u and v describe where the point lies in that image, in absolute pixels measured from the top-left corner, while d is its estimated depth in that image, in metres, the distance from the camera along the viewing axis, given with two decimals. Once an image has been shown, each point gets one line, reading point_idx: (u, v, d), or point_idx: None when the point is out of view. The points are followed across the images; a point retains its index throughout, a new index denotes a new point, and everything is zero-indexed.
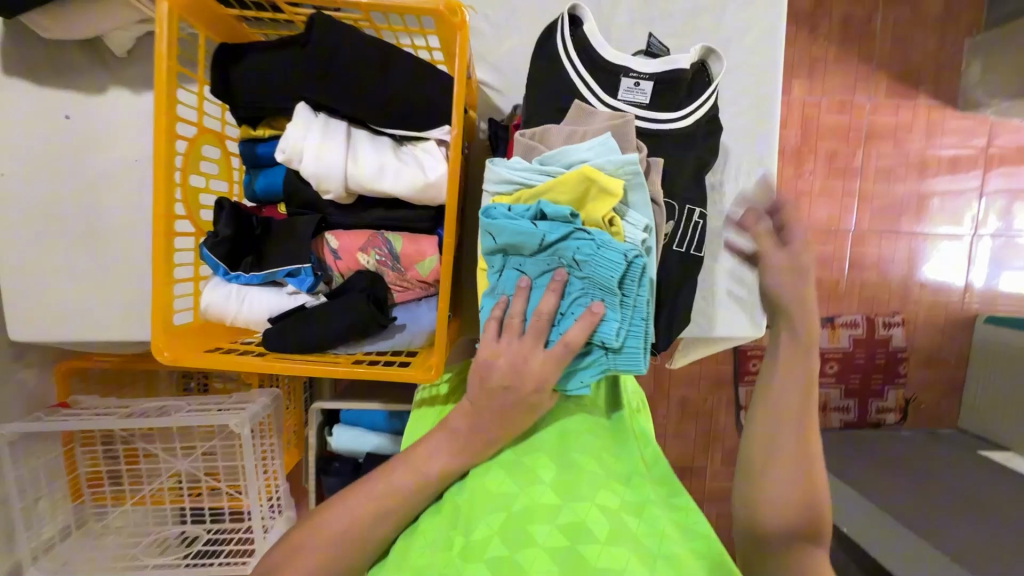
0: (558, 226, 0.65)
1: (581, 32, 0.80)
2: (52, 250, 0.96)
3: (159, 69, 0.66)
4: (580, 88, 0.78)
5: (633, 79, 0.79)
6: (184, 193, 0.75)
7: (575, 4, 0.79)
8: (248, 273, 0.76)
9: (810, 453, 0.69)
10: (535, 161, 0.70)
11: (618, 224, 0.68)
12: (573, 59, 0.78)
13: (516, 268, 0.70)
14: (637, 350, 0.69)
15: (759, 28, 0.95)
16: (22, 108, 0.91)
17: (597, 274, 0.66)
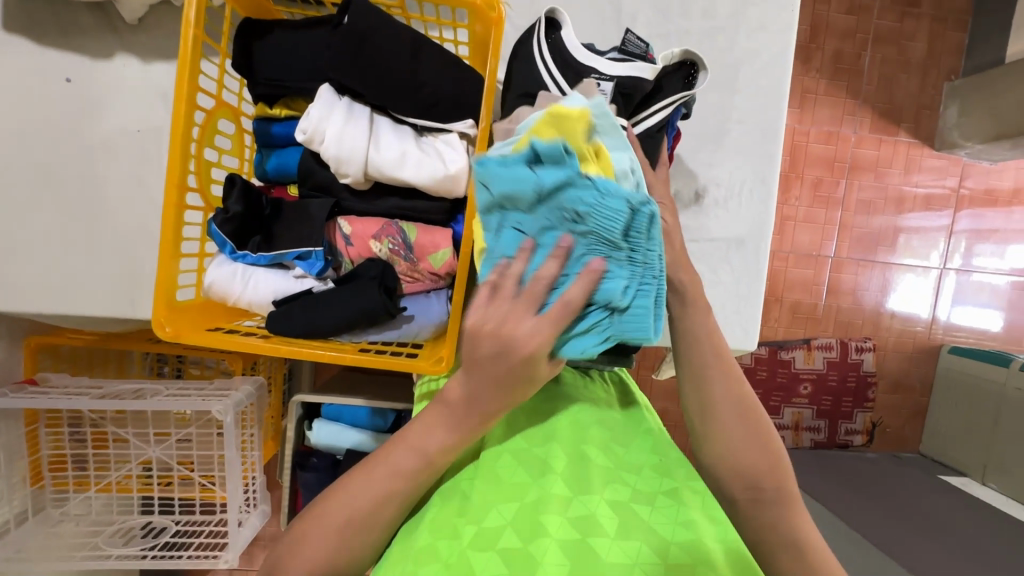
0: (551, 171, 0.57)
1: (557, 34, 0.77)
2: (42, 216, 0.91)
3: (186, 36, 0.65)
4: (546, 85, 0.75)
5: (596, 79, 0.75)
6: (197, 167, 0.73)
7: (554, 7, 0.76)
8: (255, 253, 0.75)
9: (755, 427, 0.76)
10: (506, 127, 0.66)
11: (604, 152, 0.58)
12: (546, 57, 0.75)
13: (514, 229, 0.63)
14: (647, 311, 0.63)
15: (768, 53, 0.99)
16: (23, 67, 0.88)
17: (603, 226, 0.58)
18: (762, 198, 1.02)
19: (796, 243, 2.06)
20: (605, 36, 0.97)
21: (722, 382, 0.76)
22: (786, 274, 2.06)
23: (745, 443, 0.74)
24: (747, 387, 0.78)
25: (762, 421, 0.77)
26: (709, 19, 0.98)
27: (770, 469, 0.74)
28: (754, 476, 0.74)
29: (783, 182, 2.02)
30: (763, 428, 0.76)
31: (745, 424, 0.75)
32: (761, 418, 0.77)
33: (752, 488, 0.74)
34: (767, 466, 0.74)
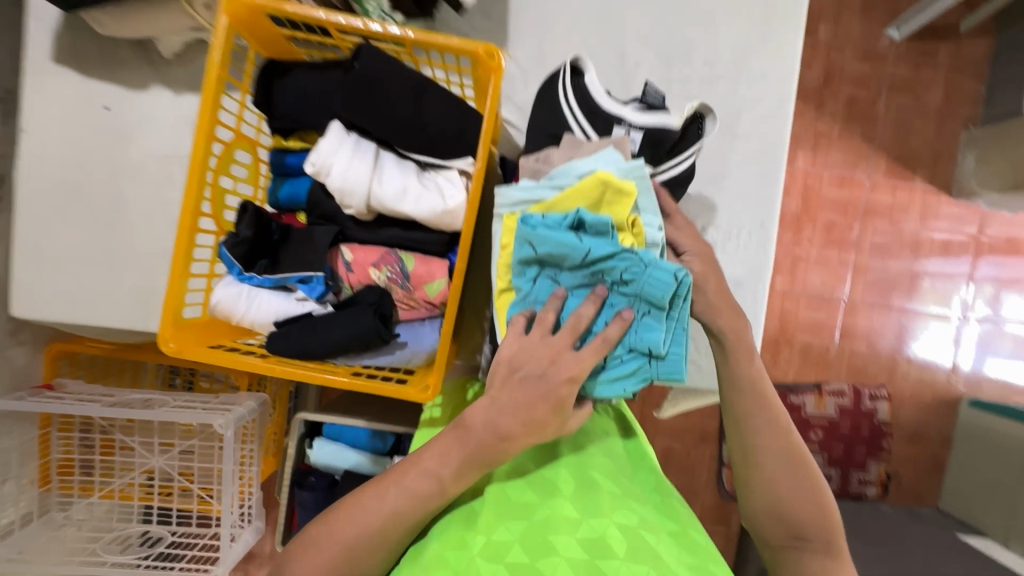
0: (601, 240, 0.66)
1: (581, 81, 0.77)
2: (74, 234, 0.99)
3: (209, 75, 0.70)
4: (572, 132, 0.76)
5: (625, 128, 0.76)
6: (213, 194, 0.79)
7: (578, 55, 0.76)
8: (261, 275, 0.79)
9: (800, 472, 0.76)
10: (544, 179, 0.72)
11: (639, 226, 0.70)
12: (571, 104, 0.76)
13: (550, 279, 0.70)
14: (681, 356, 0.69)
15: (770, 102, 1.01)
16: (70, 95, 0.96)
17: (648, 290, 0.66)
18: (761, 241, 1.03)
19: (808, 285, 2.04)
20: (608, 80, 1.01)
21: (771, 437, 0.77)
22: (797, 315, 2.04)
23: (789, 491, 0.75)
24: (796, 439, 0.78)
25: (812, 474, 0.76)
26: (711, 68, 1.01)
27: (817, 522, 0.75)
28: (801, 529, 0.75)
29: (794, 223, 2.02)
30: (813, 482, 0.76)
31: (792, 478, 0.76)
32: (812, 471, 0.77)
33: (798, 539, 0.75)
34: (816, 519, 0.75)
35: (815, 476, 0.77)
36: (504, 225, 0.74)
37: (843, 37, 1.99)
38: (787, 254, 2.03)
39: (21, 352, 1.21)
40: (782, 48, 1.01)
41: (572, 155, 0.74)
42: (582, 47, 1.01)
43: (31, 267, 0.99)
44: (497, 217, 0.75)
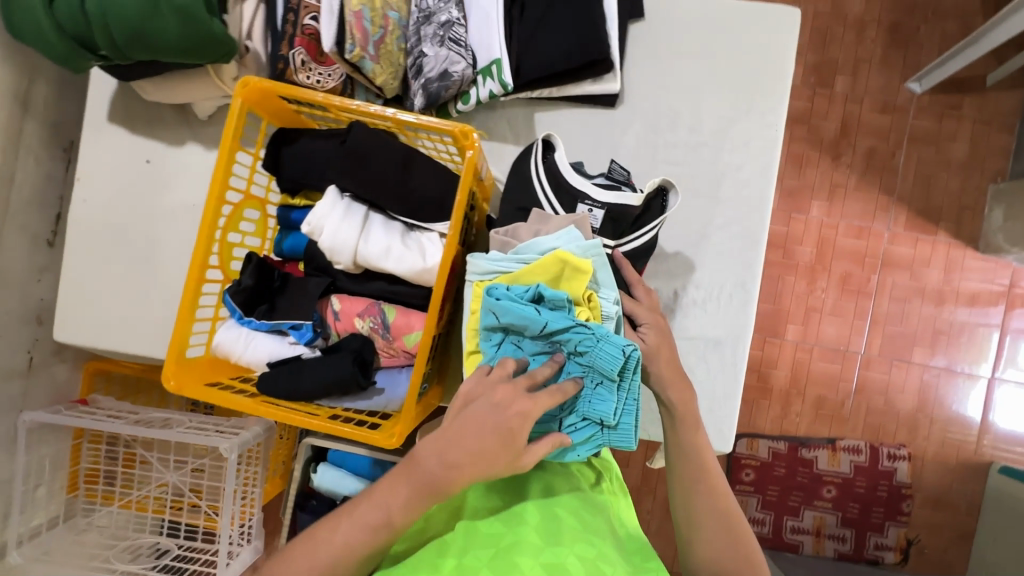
0: (558, 314, 0.71)
1: (553, 160, 0.86)
2: (110, 271, 1.11)
3: (223, 145, 0.80)
4: (541, 205, 0.84)
5: (588, 206, 0.84)
6: (221, 248, 0.87)
7: (549, 134, 0.84)
8: (259, 319, 0.87)
9: (733, 527, 0.79)
10: (511, 252, 0.78)
11: (595, 300, 0.75)
12: (541, 180, 0.84)
13: (513, 345, 0.75)
14: (631, 428, 0.72)
15: (752, 167, 1.04)
16: (118, 149, 1.10)
17: (599, 363, 0.69)
18: (742, 303, 1.05)
19: (822, 336, 1.99)
20: (595, 145, 1.07)
21: (705, 495, 0.80)
22: (810, 366, 1.99)
23: (722, 547, 0.78)
24: (729, 497, 0.82)
25: (741, 532, 0.80)
26: (695, 134, 1.06)
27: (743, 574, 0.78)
28: None
29: (809, 273, 1.99)
30: (741, 538, 0.79)
31: (723, 533, 0.79)
32: (743, 530, 0.80)
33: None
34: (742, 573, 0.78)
35: (744, 533, 0.80)
36: (474, 291, 0.79)
37: (861, 89, 1.99)
38: (800, 304, 2.00)
39: (63, 368, 1.34)
40: (766, 118, 1.04)
41: (538, 229, 0.80)
42: (570, 114, 1.07)
43: (73, 298, 1.11)
44: (469, 284, 0.80)
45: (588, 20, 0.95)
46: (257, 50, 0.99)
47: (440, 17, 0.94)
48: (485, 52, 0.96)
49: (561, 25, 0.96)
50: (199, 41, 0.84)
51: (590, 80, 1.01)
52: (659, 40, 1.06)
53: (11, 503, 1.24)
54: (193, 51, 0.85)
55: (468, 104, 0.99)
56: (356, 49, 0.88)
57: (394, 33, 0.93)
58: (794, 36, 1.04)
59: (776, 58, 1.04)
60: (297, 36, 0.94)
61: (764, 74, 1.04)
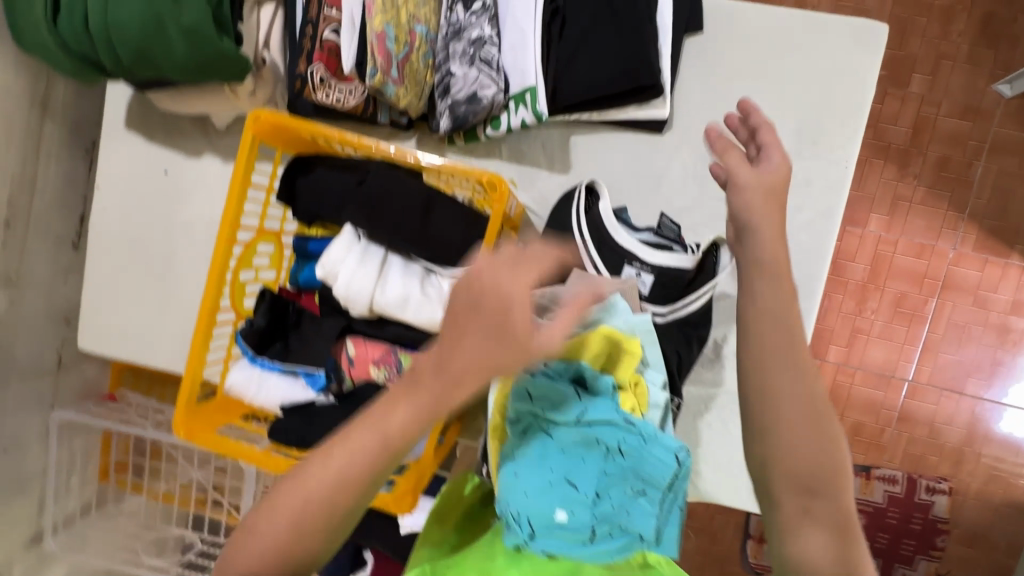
0: (600, 402, 0.60)
1: (596, 211, 0.74)
2: (129, 282, 1.10)
3: (235, 179, 0.76)
4: (583, 262, 0.73)
5: (637, 268, 0.71)
6: (233, 286, 0.83)
7: (593, 180, 0.74)
8: (271, 360, 0.84)
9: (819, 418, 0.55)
10: (548, 320, 0.66)
11: (642, 386, 0.63)
12: (582, 233, 0.73)
13: (541, 432, 0.60)
14: (672, 539, 0.60)
15: (814, 211, 0.93)
16: (137, 158, 1.07)
17: (645, 467, 0.58)
18: None
19: (866, 360, 1.87)
20: (637, 175, 0.97)
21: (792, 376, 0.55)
22: (850, 391, 1.88)
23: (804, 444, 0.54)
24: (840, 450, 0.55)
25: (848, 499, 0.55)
26: None
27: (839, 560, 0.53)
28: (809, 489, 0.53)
29: (859, 292, 1.85)
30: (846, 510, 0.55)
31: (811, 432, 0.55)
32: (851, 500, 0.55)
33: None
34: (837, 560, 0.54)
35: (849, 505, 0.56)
36: None
37: (940, 89, 1.77)
38: (847, 324, 1.86)
39: (92, 365, 1.36)
40: (832, 154, 0.93)
41: (580, 295, 0.68)
42: (612, 141, 0.97)
43: (94, 307, 1.11)
44: None
45: (636, 41, 0.84)
46: (274, 62, 0.93)
47: (471, 33, 0.84)
48: (519, 77, 0.86)
49: (603, 45, 0.85)
50: (208, 62, 0.77)
51: (635, 105, 0.91)
52: (718, 59, 0.94)
53: (45, 495, 1.28)
54: (202, 72, 0.79)
55: (498, 130, 0.90)
56: (378, 74, 0.79)
57: (419, 50, 0.85)
58: (876, 54, 0.90)
59: (852, 85, 0.91)
60: (316, 51, 0.86)
61: (835, 101, 0.92)
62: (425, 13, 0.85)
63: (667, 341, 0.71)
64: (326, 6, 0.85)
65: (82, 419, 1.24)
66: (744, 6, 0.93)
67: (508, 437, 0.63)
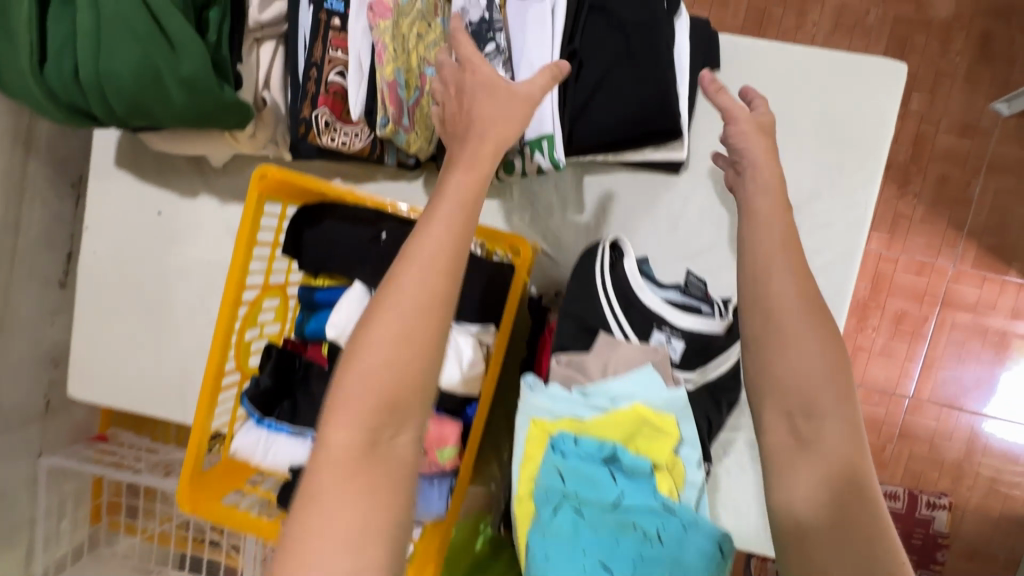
0: (635, 485, 0.59)
1: (622, 271, 0.72)
2: (121, 327, 1.05)
3: (239, 242, 0.71)
4: (610, 329, 0.71)
5: (667, 332, 0.70)
6: (237, 348, 0.78)
7: (619, 239, 0.73)
8: (278, 421, 0.80)
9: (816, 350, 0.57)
10: (576, 391, 0.65)
11: (677, 467, 0.61)
12: (609, 294, 0.71)
13: (574, 512, 0.56)
14: None
15: (833, 253, 0.91)
16: (129, 198, 1.02)
17: (687, 556, 0.54)
18: None
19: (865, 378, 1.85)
20: (653, 217, 0.95)
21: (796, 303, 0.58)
22: None
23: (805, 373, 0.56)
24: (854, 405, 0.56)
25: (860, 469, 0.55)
26: None
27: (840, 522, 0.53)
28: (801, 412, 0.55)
29: (857, 310, 1.82)
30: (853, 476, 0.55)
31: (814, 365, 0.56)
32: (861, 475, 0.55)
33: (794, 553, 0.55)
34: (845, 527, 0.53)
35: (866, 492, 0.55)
36: (530, 433, 0.65)
37: (940, 108, 1.69)
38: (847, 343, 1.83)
39: (82, 406, 1.31)
40: (852, 195, 0.91)
41: (607, 361, 0.67)
42: (627, 183, 0.95)
43: (84, 353, 1.05)
44: (521, 424, 0.66)
45: (655, 86, 0.81)
46: (275, 101, 0.88)
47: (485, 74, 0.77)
48: (535, 122, 0.80)
49: (622, 89, 0.82)
50: (208, 111, 0.73)
51: (652, 147, 0.88)
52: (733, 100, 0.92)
53: (33, 544, 1.23)
54: (201, 120, 0.74)
55: (511, 173, 0.86)
56: (389, 124, 0.76)
57: None
58: (896, 96, 0.89)
59: (871, 126, 0.90)
60: (320, 95, 0.82)
61: (855, 142, 0.90)
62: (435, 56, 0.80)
63: (697, 405, 0.70)
64: (330, 48, 0.81)
65: (71, 464, 1.19)
66: (759, 46, 0.91)
67: (537, 518, 0.58)
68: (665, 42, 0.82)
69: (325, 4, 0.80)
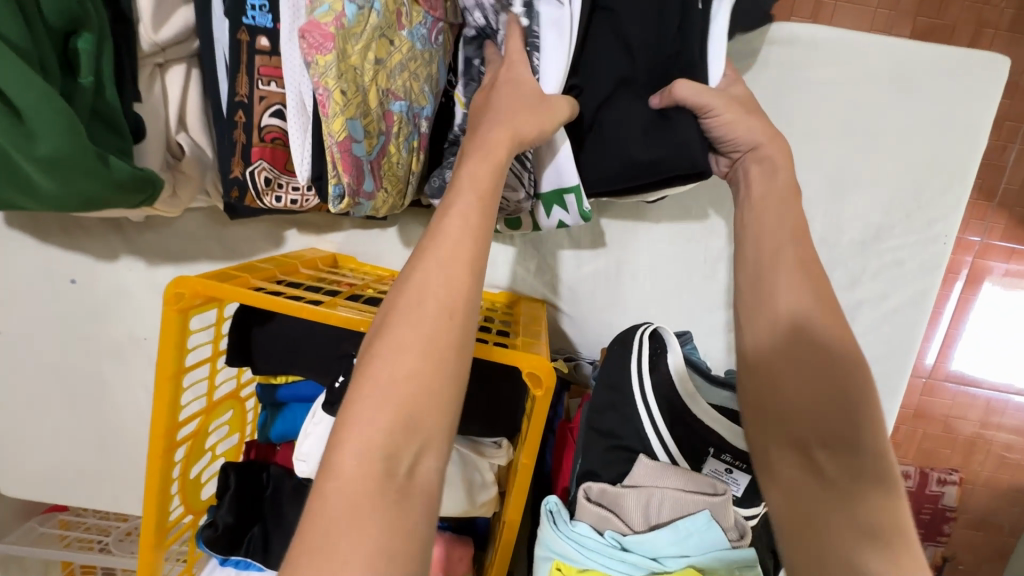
0: None
1: (668, 374, 0.58)
2: (59, 419, 0.87)
3: (161, 377, 0.53)
4: (653, 452, 0.58)
5: (727, 464, 0.57)
6: (183, 489, 0.62)
7: (660, 330, 0.60)
8: (250, 561, 0.64)
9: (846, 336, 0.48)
10: (611, 537, 0.52)
11: None
12: (651, 406, 0.57)
13: None
14: None
15: (904, 295, 0.77)
16: (31, 268, 0.81)
17: None
18: None
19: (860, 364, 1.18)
20: (684, 261, 0.78)
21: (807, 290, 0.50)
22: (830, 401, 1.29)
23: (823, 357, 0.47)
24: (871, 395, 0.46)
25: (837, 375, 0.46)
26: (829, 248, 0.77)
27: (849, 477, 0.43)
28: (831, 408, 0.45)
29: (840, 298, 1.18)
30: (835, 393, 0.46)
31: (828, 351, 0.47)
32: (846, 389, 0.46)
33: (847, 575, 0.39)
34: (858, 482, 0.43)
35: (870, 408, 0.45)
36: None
37: None
38: None
39: None
40: (928, 226, 0.75)
41: (650, 501, 0.54)
42: (656, 224, 0.77)
43: (13, 450, 0.88)
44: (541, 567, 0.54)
45: (673, 121, 0.57)
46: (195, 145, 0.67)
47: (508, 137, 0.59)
48: (553, 176, 0.61)
49: (623, 128, 0.58)
50: (99, 194, 0.53)
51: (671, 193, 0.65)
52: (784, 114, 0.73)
53: None
54: (92, 204, 0.55)
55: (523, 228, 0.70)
56: (346, 198, 0.57)
57: (401, 134, 0.59)
58: (991, 102, 0.71)
59: (957, 141, 0.72)
60: (253, 146, 0.61)
61: (940, 161, 0.73)
62: (404, 82, 0.58)
63: (761, 540, 0.59)
64: (259, 80, 0.59)
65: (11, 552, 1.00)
66: (816, 44, 0.71)
67: None
68: (695, 61, 0.58)
69: (243, 18, 0.57)
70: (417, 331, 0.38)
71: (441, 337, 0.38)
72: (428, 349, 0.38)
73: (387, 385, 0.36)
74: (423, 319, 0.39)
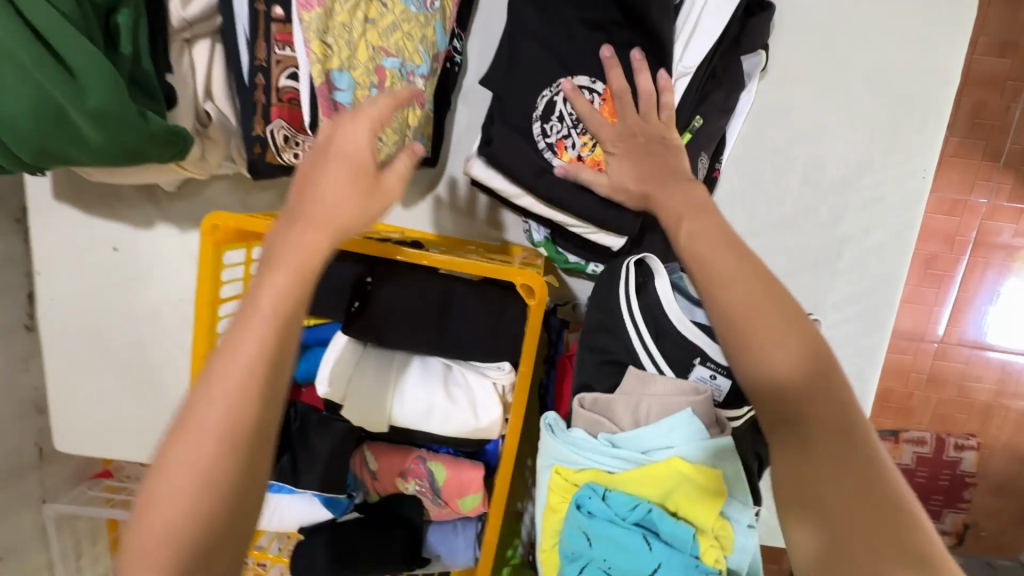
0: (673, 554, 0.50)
1: (652, 291, 0.63)
2: (102, 377, 0.95)
3: (200, 304, 0.61)
4: (640, 361, 0.63)
5: (711, 369, 0.62)
6: None
7: (647, 257, 0.64)
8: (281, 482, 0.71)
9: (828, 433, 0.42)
10: (602, 437, 0.57)
11: (728, 531, 0.53)
12: (635, 319, 0.63)
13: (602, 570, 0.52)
14: None
15: (886, 230, 0.80)
16: (78, 238, 0.90)
17: None
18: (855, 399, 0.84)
19: None
20: None
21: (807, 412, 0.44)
22: None
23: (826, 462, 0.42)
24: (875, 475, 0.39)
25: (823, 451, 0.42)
26: (812, 189, 0.81)
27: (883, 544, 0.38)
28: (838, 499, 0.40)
29: None
30: (800, 425, 0.42)
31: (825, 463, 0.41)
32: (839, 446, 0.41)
33: None
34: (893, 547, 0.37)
35: (869, 447, 0.42)
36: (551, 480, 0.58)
37: None
38: None
39: None
40: (907, 162, 0.78)
41: (641, 402, 0.58)
42: None
43: (63, 406, 0.96)
44: (541, 470, 0.60)
45: None
46: (222, 112, 0.73)
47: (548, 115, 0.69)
48: None
49: None
50: (139, 145, 0.61)
51: None
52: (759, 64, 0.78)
53: None
54: (135, 156, 0.62)
55: None
56: None
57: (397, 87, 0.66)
58: (963, 39, 0.74)
59: (929, 79, 0.76)
60: (272, 105, 0.68)
61: (914, 99, 0.77)
62: (396, 42, 0.65)
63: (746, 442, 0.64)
64: (275, 45, 0.66)
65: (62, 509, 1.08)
66: None
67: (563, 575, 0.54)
68: None
69: None
70: (215, 409, 0.39)
71: (242, 409, 0.39)
72: (225, 427, 0.38)
73: (184, 468, 0.37)
74: (220, 411, 0.39)
